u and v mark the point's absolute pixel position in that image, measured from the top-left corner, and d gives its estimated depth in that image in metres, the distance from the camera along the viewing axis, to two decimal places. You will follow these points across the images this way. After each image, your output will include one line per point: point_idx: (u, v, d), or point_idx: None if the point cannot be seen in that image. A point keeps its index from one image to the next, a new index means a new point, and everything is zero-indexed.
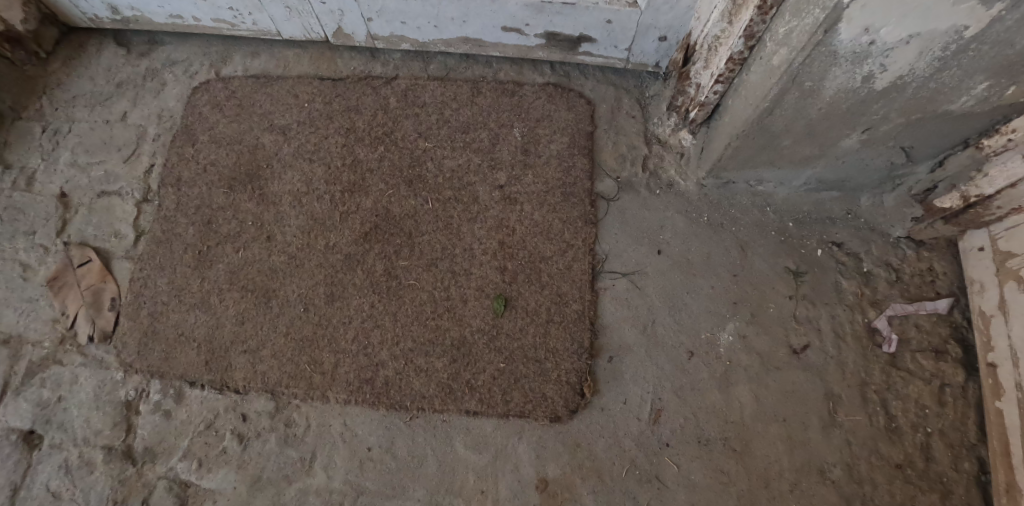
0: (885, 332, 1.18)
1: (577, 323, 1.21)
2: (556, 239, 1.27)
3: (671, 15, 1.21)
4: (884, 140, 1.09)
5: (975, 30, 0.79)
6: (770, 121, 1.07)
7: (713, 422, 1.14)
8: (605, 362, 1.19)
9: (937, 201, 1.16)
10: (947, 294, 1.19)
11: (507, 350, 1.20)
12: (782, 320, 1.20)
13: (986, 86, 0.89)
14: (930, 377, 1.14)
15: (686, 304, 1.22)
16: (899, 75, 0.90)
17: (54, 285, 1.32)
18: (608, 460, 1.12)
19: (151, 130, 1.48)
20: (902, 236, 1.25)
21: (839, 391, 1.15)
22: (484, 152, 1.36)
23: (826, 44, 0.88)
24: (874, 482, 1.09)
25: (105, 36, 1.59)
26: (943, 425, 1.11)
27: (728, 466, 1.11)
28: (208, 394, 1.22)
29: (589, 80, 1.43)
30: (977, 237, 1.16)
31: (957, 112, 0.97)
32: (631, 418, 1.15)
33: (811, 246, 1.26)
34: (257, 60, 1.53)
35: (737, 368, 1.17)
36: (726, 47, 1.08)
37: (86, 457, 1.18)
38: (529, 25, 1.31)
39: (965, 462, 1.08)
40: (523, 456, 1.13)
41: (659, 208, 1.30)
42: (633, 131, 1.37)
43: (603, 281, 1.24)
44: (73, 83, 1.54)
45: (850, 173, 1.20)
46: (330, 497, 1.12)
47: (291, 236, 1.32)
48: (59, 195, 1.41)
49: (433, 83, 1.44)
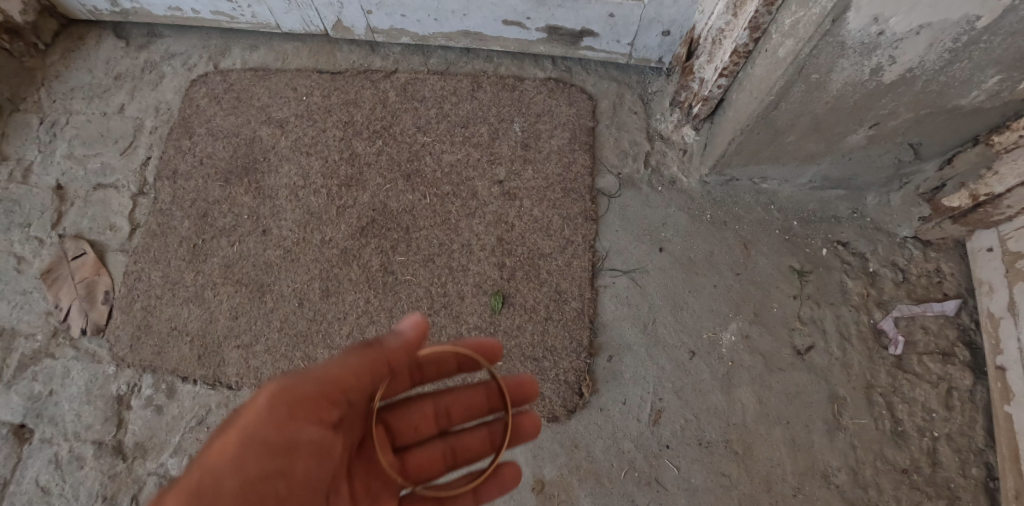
0: (891, 333, 1.15)
1: (576, 321, 1.18)
2: (555, 236, 1.25)
3: (674, 9, 1.19)
4: (892, 136, 1.06)
5: (988, 20, 0.77)
6: (775, 116, 1.05)
7: (714, 424, 1.11)
8: (604, 361, 1.16)
9: (945, 200, 1.13)
10: (955, 295, 1.16)
11: (505, 348, 1.17)
12: (785, 320, 1.18)
13: (998, 80, 0.87)
14: (937, 380, 1.11)
15: (687, 302, 1.20)
16: (909, 67, 0.88)
17: (48, 278, 1.30)
18: (606, 462, 1.10)
19: (149, 123, 1.47)
20: (909, 236, 1.22)
21: (844, 394, 1.13)
22: (484, 147, 1.34)
23: (833, 34, 0.86)
24: (880, 487, 1.06)
25: (105, 28, 1.58)
26: (951, 429, 1.08)
27: (729, 469, 1.09)
28: (201, 389, 1.20)
29: (591, 75, 1.41)
30: (986, 237, 1.13)
31: (967, 107, 0.95)
32: (630, 419, 1.12)
33: (816, 246, 1.23)
34: (256, 53, 1.51)
35: (739, 369, 1.15)
36: (730, 39, 1.06)
37: (77, 452, 1.16)
38: (530, 18, 1.30)
39: (973, 467, 1.05)
40: (519, 456, 1.11)
41: (661, 205, 1.27)
42: (634, 128, 1.34)
43: (603, 279, 1.22)
44: (72, 75, 1.53)
45: (857, 170, 1.18)
46: None
47: (287, 230, 1.30)
48: (55, 187, 1.40)
49: (433, 77, 1.42)
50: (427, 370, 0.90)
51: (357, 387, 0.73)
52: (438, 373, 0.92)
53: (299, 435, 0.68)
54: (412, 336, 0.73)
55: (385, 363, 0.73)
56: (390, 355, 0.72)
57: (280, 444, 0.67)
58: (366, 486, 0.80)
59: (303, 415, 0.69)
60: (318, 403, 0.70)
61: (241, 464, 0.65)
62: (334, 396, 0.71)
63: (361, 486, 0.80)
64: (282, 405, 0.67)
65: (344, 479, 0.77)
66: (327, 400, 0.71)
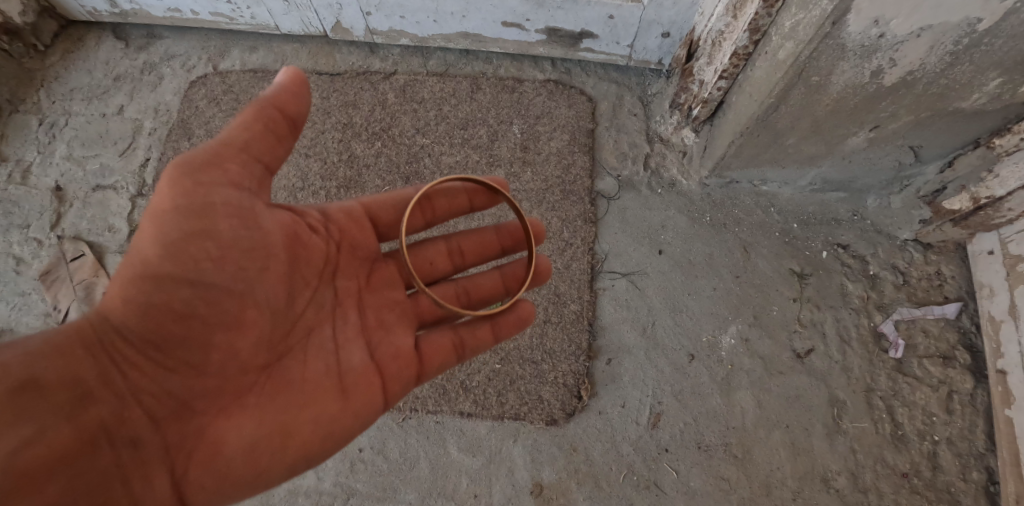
0: (891, 337, 1.15)
1: (575, 323, 1.18)
2: (554, 238, 1.24)
3: (674, 10, 1.19)
4: (892, 139, 1.06)
5: (989, 22, 0.76)
6: (775, 118, 1.05)
7: (714, 427, 1.11)
8: (603, 364, 1.15)
9: (946, 203, 1.12)
10: (956, 298, 1.16)
11: (503, 350, 1.17)
12: (785, 323, 1.17)
13: (999, 83, 0.87)
14: (937, 384, 1.10)
15: (687, 305, 1.19)
16: (909, 70, 0.88)
17: (46, 279, 1.30)
18: (605, 465, 1.09)
19: (148, 124, 1.47)
20: (910, 238, 1.21)
21: (844, 397, 1.12)
22: (483, 149, 1.33)
23: (833, 36, 0.86)
24: (879, 491, 1.06)
25: (104, 29, 1.58)
26: (951, 433, 1.07)
27: (728, 472, 1.08)
28: None
29: (590, 77, 1.41)
30: (987, 240, 1.13)
31: (968, 110, 0.94)
32: (629, 422, 1.12)
33: (816, 248, 1.23)
34: (255, 55, 1.51)
35: (739, 372, 1.14)
36: (729, 42, 1.06)
37: None
38: (530, 20, 1.29)
39: (974, 472, 1.05)
40: (517, 459, 1.10)
41: (661, 207, 1.27)
42: (634, 129, 1.34)
43: (602, 282, 1.21)
44: (71, 76, 1.52)
45: (857, 173, 1.17)
46: (320, 499, 1.10)
47: None
48: (54, 188, 1.40)
49: (433, 79, 1.42)
50: (439, 205, 0.94)
51: (271, 154, 0.72)
52: (450, 208, 0.96)
53: (214, 193, 0.66)
54: (289, 85, 0.71)
55: (273, 111, 0.70)
56: (276, 105, 0.70)
57: (198, 200, 0.66)
58: (379, 319, 0.83)
59: (218, 161, 0.67)
60: (229, 164, 0.68)
61: (166, 242, 0.64)
62: (233, 155, 0.68)
63: (373, 317, 0.82)
64: (189, 163, 0.66)
65: (314, 286, 0.78)
66: (231, 155, 0.68)
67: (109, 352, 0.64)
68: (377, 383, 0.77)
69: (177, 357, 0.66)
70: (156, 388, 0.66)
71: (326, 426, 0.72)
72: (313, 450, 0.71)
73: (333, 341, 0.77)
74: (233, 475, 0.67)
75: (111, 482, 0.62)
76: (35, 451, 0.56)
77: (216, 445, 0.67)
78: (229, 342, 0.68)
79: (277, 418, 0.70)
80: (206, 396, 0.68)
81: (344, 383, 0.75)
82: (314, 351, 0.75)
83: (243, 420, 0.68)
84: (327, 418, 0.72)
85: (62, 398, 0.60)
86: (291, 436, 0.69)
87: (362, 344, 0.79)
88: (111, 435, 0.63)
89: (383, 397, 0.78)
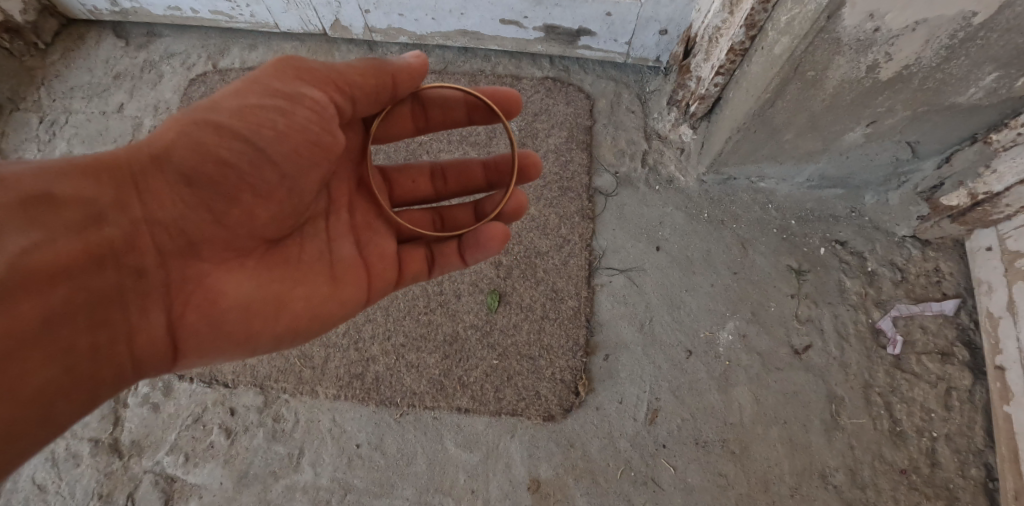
0: (889, 333, 1.15)
1: (572, 320, 1.18)
2: (552, 235, 1.24)
3: (671, 8, 1.19)
4: (889, 134, 1.06)
5: (984, 16, 0.77)
6: (772, 113, 1.05)
7: (712, 424, 1.11)
8: (600, 360, 1.15)
9: (944, 199, 1.12)
10: (954, 294, 1.16)
11: (501, 346, 1.17)
12: (783, 320, 1.17)
13: (995, 77, 0.87)
14: (936, 380, 1.10)
15: (684, 301, 1.19)
16: (905, 64, 0.88)
17: None
18: (602, 461, 1.09)
19: (148, 122, 1.47)
20: (908, 235, 1.21)
21: (842, 394, 1.12)
22: (481, 145, 1.34)
23: (829, 31, 0.86)
24: (877, 487, 1.06)
25: (104, 28, 1.58)
26: (950, 430, 1.07)
27: (726, 468, 1.08)
28: (197, 387, 1.19)
29: (588, 74, 1.41)
30: (985, 236, 1.13)
31: (964, 105, 0.94)
32: (626, 419, 1.11)
33: (814, 245, 1.22)
34: (255, 53, 1.52)
35: (736, 368, 1.14)
36: (726, 37, 1.06)
37: (73, 450, 1.16)
38: (527, 18, 1.30)
39: (973, 468, 1.05)
40: (514, 455, 1.10)
41: (659, 204, 1.27)
42: (632, 127, 1.34)
43: (600, 278, 1.21)
44: (71, 75, 1.53)
45: (854, 169, 1.17)
46: (317, 494, 1.10)
47: None
48: None
49: (431, 76, 1.42)
50: (433, 114, 0.95)
51: (359, 87, 0.74)
52: (443, 120, 0.96)
53: (298, 93, 0.69)
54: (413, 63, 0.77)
55: (388, 77, 0.76)
56: (396, 74, 0.76)
57: (282, 92, 0.69)
58: (367, 223, 0.86)
59: (314, 70, 0.71)
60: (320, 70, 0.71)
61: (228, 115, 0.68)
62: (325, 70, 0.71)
63: (362, 219, 0.86)
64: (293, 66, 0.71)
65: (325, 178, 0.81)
66: (328, 72, 0.72)
67: (136, 184, 0.69)
68: (362, 277, 0.82)
69: (194, 206, 0.71)
70: (176, 225, 0.71)
71: (313, 305, 0.77)
72: (296, 323, 0.76)
73: (326, 233, 0.82)
74: (225, 327, 0.72)
75: (111, 306, 0.66)
76: (44, 255, 0.60)
77: (213, 296, 0.72)
78: (251, 208, 0.72)
79: (271, 286, 0.75)
80: (215, 247, 0.73)
81: (334, 272, 0.80)
82: (309, 236, 0.80)
83: (241, 277, 0.74)
84: (315, 296, 0.77)
85: (82, 213, 0.65)
86: (282, 305, 0.75)
87: (354, 239, 0.84)
88: (120, 264, 0.67)
89: (366, 293, 0.83)
